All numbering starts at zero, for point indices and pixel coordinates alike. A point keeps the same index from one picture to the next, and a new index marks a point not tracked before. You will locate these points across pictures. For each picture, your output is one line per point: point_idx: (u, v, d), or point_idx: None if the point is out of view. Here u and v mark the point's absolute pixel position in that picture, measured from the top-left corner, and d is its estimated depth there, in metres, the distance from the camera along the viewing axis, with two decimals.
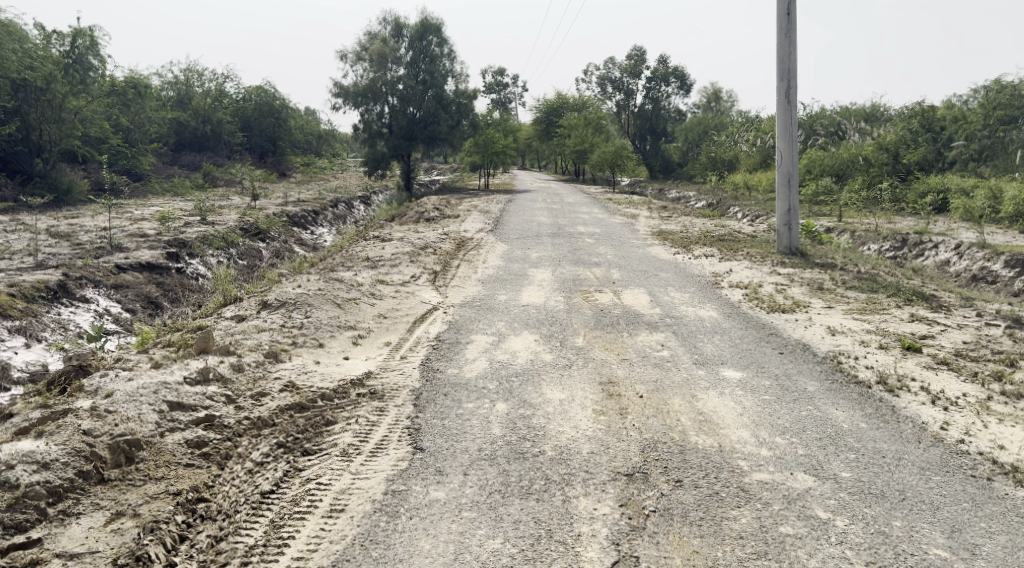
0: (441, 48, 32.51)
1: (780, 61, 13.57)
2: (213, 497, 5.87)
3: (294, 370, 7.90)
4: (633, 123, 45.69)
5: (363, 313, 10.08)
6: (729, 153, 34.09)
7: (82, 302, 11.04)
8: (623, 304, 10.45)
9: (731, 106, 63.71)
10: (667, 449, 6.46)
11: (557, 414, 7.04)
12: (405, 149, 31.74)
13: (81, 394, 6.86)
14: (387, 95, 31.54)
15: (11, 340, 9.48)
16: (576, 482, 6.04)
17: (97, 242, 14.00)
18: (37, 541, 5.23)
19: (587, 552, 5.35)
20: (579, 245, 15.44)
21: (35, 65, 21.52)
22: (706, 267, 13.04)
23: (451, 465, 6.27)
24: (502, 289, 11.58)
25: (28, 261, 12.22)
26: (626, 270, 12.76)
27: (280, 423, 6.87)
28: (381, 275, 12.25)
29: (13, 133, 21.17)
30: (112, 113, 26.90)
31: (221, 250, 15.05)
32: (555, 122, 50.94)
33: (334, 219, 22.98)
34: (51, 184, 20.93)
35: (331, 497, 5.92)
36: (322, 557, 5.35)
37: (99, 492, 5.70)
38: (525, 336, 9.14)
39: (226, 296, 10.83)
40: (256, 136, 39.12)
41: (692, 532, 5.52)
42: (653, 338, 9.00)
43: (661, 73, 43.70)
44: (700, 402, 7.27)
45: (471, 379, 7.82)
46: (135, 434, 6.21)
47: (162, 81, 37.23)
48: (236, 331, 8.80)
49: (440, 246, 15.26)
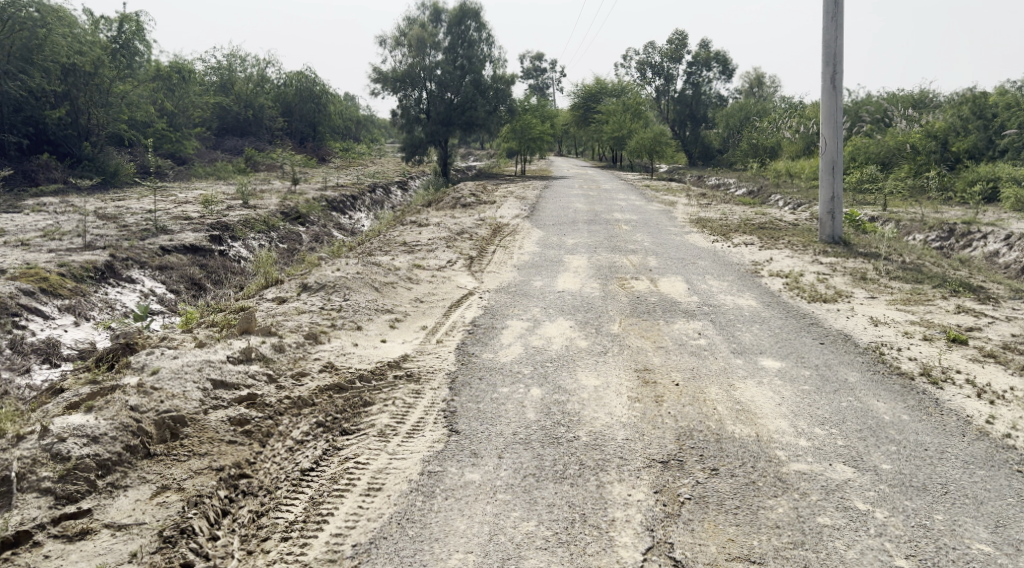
0: (479, 33, 32.45)
1: (825, 45, 13.30)
2: (255, 474, 6.01)
3: (333, 351, 8.03)
4: (673, 108, 45.16)
5: (400, 296, 10.20)
6: (771, 139, 33.53)
7: (128, 282, 11.34)
8: (659, 292, 10.40)
9: (775, 91, 62.54)
10: (703, 438, 6.42)
11: (592, 400, 7.04)
12: (442, 135, 31.77)
13: (128, 370, 7.04)
14: (425, 81, 31.65)
15: (61, 318, 9.78)
16: (611, 467, 6.04)
17: (142, 224, 14.30)
18: (87, 511, 5.36)
19: (621, 537, 5.37)
20: (616, 232, 15.36)
21: (85, 49, 21.81)
22: (746, 256, 12.87)
23: (485, 448, 6.32)
24: (537, 275, 11.57)
25: (77, 242, 12.55)
26: (663, 258, 12.65)
27: (320, 403, 6.99)
28: (418, 259, 12.34)
29: (63, 117, 21.73)
30: (157, 98, 27.31)
31: (263, 233, 15.31)
32: (593, 108, 50.51)
33: (372, 203, 23.16)
34: (99, 167, 21.61)
35: (369, 476, 6.02)
36: (360, 534, 5.43)
37: (146, 465, 5.84)
38: (559, 322, 9.15)
39: (268, 279, 11.03)
40: (296, 121, 39.55)
41: (728, 520, 5.50)
42: (690, 326, 8.93)
43: (703, 57, 43.24)
44: (738, 391, 7.21)
45: (506, 363, 7.87)
46: (180, 411, 6.37)
47: (205, 66, 37.38)
48: (277, 313, 8.97)
49: (476, 231, 15.32)
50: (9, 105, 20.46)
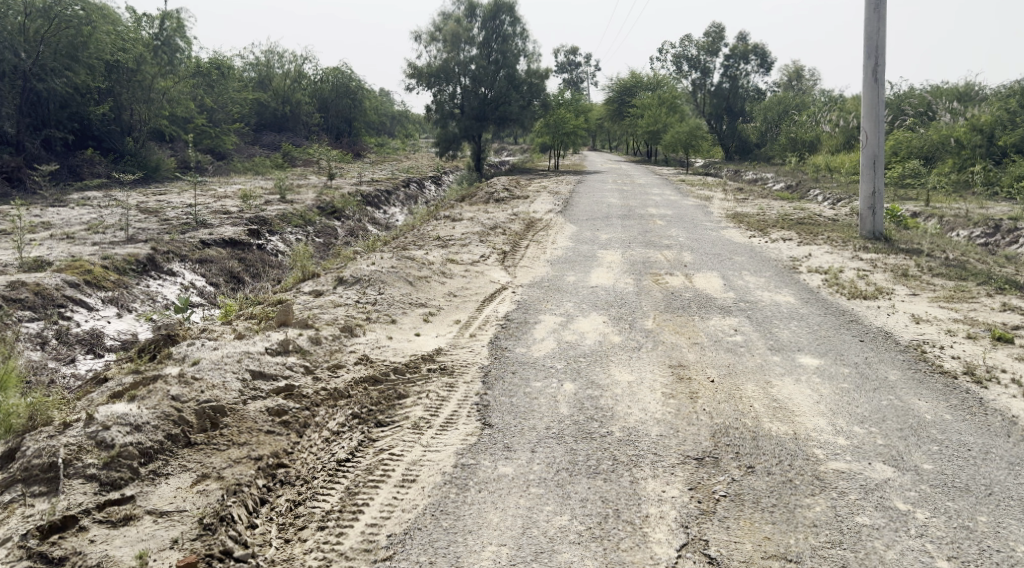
0: (514, 27, 32.36)
1: (867, 37, 13.04)
2: (292, 463, 6.10)
3: (368, 344, 8.11)
4: (710, 102, 44.58)
5: (434, 290, 10.26)
6: (810, 133, 32.97)
7: (169, 275, 11.56)
8: (694, 287, 10.30)
9: (815, 84, 61.42)
10: (739, 435, 6.36)
11: (626, 396, 7.01)
12: (476, 130, 31.81)
13: (170, 360, 7.18)
14: (459, 76, 31.69)
15: (105, 309, 10.01)
16: (644, 463, 6.02)
17: (182, 218, 14.56)
18: (130, 498, 5.46)
19: (655, 533, 5.34)
20: (650, 227, 15.24)
21: (128, 47, 22.43)
22: (784, 251, 12.70)
23: (519, 442, 6.32)
24: (571, 269, 11.55)
25: (120, 235, 12.83)
26: (699, 253, 12.54)
27: (355, 394, 7.08)
28: (452, 254, 12.39)
29: (107, 112, 22.27)
30: (197, 94, 27.77)
31: (299, 227, 15.49)
32: (628, 102, 50.08)
33: (406, 198, 23.29)
34: (141, 162, 22.03)
35: (403, 467, 6.07)
36: (395, 525, 5.48)
37: (186, 454, 5.95)
38: (593, 317, 9.13)
39: (305, 272, 11.16)
40: (332, 116, 39.92)
41: (764, 519, 5.44)
42: (726, 322, 8.85)
43: (741, 50, 42.63)
44: (775, 389, 7.12)
45: (539, 358, 7.88)
46: (220, 401, 6.49)
47: (244, 62, 37.85)
48: (313, 306, 9.10)
49: (510, 226, 15.33)
50: (56, 101, 20.86)
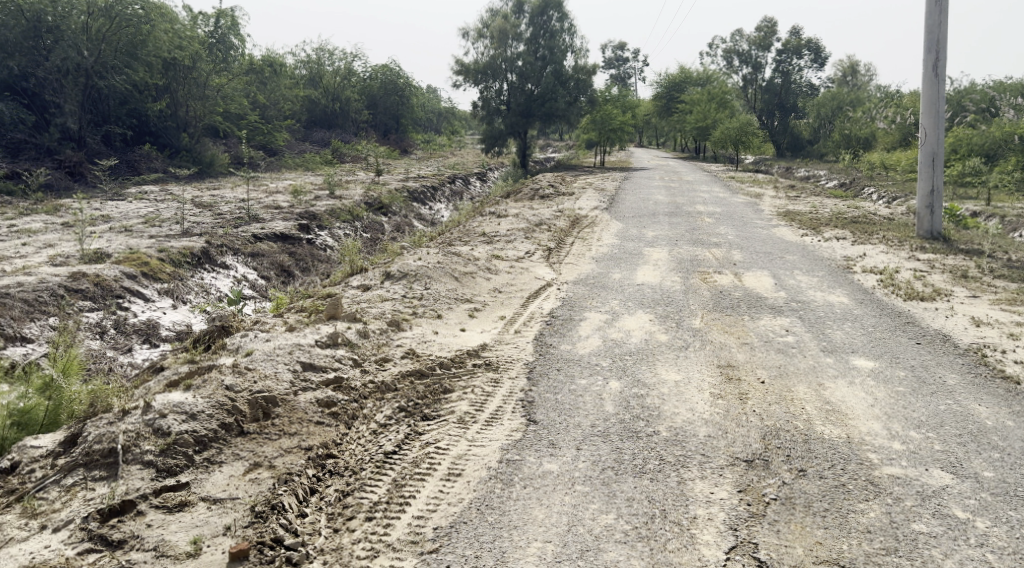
0: (562, 23, 32.20)
1: (928, 30, 12.66)
2: (341, 454, 6.18)
3: (414, 338, 8.18)
4: (761, 98, 43.77)
5: (479, 286, 10.30)
6: (866, 130, 32.18)
7: (222, 268, 11.82)
8: (743, 287, 10.12)
9: (870, 80, 59.83)
10: (790, 438, 6.25)
11: (673, 395, 6.94)
12: (522, 126, 31.79)
13: (224, 351, 7.35)
14: (506, 72, 31.70)
15: (161, 301, 10.28)
16: (692, 464, 5.95)
17: (236, 213, 14.87)
18: (185, 485, 5.59)
19: (703, 535, 5.28)
20: (698, 224, 15.04)
21: (184, 44, 22.82)
22: (837, 251, 12.41)
23: (564, 439, 6.31)
24: (617, 267, 11.48)
25: (176, 228, 13.16)
26: (748, 251, 12.33)
27: (402, 388, 7.14)
28: (497, 250, 12.41)
29: (164, 109, 22.90)
30: (250, 91, 28.34)
31: (348, 222, 15.69)
32: (677, 97, 49.46)
33: (451, 194, 23.39)
34: (196, 158, 22.54)
35: (449, 461, 6.11)
36: (441, 518, 5.52)
37: (239, 443, 6.08)
38: (639, 315, 9.04)
39: (353, 267, 11.30)
40: (380, 113, 40.33)
41: (816, 523, 5.33)
42: (776, 322, 8.70)
43: (794, 45, 41.74)
44: (828, 391, 6.97)
45: (584, 355, 7.84)
46: (271, 391, 6.62)
47: (296, 60, 38.11)
48: (361, 300, 9.22)
49: (555, 223, 15.28)
50: (115, 98, 21.52)
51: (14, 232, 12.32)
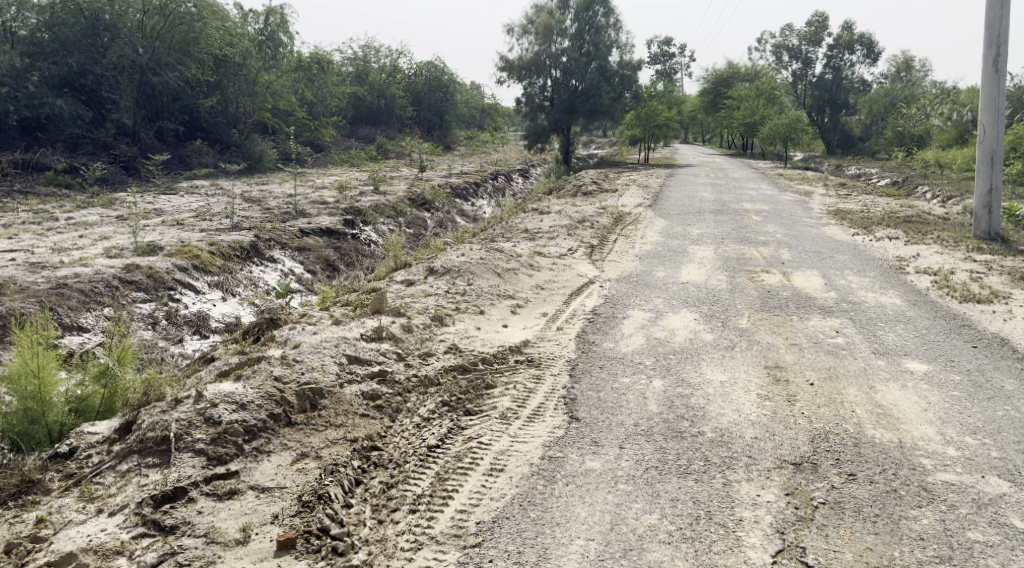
0: (607, 18, 31.96)
1: (988, 25, 12.27)
2: (386, 447, 6.24)
3: (457, 334, 8.22)
4: (811, 94, 42.75)
5: (522, 282, 10.30)
6: (920, 127, 31.35)
7: (270, 261, 12.03)
8: (792, 287, 9.94)
9: (925, 76, 58.24)
10: (839, 441, 6.12)
11: (719, 396, 6.85)
12: (565, 122, 31.66)
13: (273, 343, 7.48)
14: (550, 68, 31.62)
15: (211, 293, 10.52)
16: (738, 466, 5.86)
17: (283, 208, 15.11)
18: (235, 473, 5.71)
19: (749, 537, 5.20)
20: (745, 222, 14.82)
21: (235, 42, 23.39)
22: (890, 251, 12.11)
23: (606, 438, 6.28)
24: (661, 265, 11.37)
25: (226, 222, 13.42)
26: (797, 251, 12.11)
27: (445, 382, 7.18)
28: (539, 247, 12.41)
29: (215, 105, 23.43)
30: (297, 88, 28.78)
31: (391, 218, 15.84)
32: (724, 93, 48.74)
33: (494, 191, 23.43)
34: (245, 153, 22.94)
35: (491, 456, 6.13)
36: (483, 512, 5.54)
37: (287, 433, 6.19)
38: (684, 314, 8.95)
39: (397, 262, 11.40)
40: (425, 110, 40.63)
41: (867, 528, 5.22)
42: (826, 323, 8.52)
43: (846, 40, 40.83)
44: (879, 394, 6.81)
45: (628, 354, 7.78)
46: (318, 383, 6.72)
47: (343, 57, 38.60)
48: (405, 294, 9.30)
49: (598, 220, 15.19)
50: (168, 94, 22.02)
51: (72, 225, 12.69)
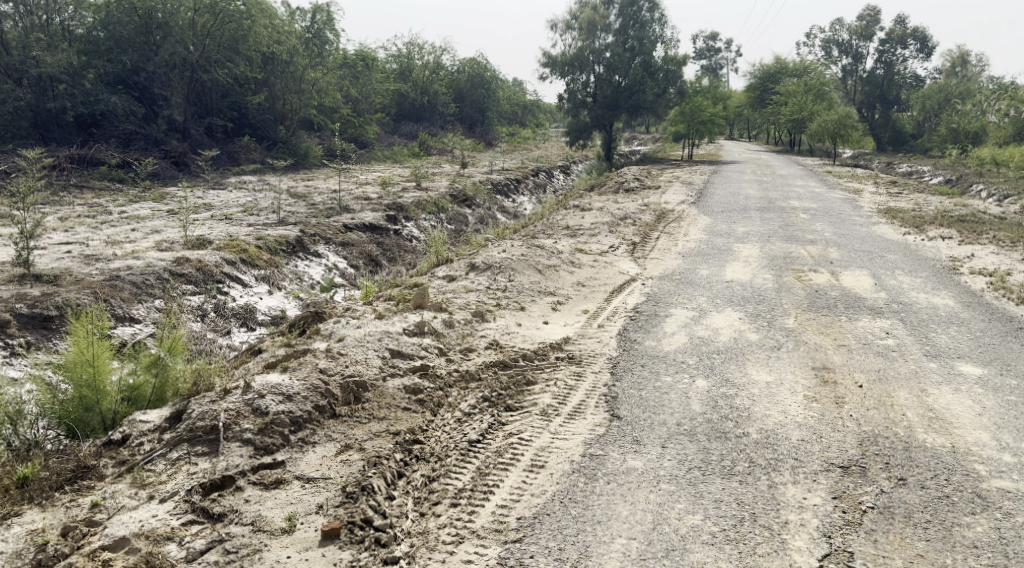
0: (652, 13, 31.55)
1: None
2: (427, 440, 6.27)
3: (498, 330, 8.23)
4: (861, 89, 41.80)
5: (563, 279, 10.27)
6: (976, 124, 30.46)
7: (315, 256, 12.18)
8: (841, 286, 9.73)
9: (982, 71, 56.48)
10: (889, 444, 5.99)
11: (765, 397, 6.75)
12: (608, 119, 31.49)
13: (318, 336, 7.59)
14: (594, 64, 31.43)
15: (257, 287, 10.71)
16: (784, 468, 5.77)
17: (328, 204, 15.30)
18: (281, 463, 5.81)
19: (795, 540, 5.14)
20: (792, 220, 14.57)
21: (282, 39, 23.61)
22: (943, 251, 11.78)
23: (648, 436, 6.23)
24: (704, 263, 11.24)
25: (273, 217, 13.64)
26: (847, 249, 11.86)
27: (486, 378, 7.20)
28: (580, 244, 12.36)
29: (262, 102, 23.79)
30: (343, 85, 29.08)
31: (433, 214, 15.93)
32: (771, 89, 47.90)
33: (535, 187, 23.39)
34: (291, 150, 23.27)
35: (532, 452, 6.13)
36: (524, 508, 5.54)
37: (332, 425, 6.27)
38: (728, 313, 8.84)
39: (439, 257, 11.45)
40: (467, 106, 40.75)
41: (917, 535, 5.16)
42: (876, 324, 8.33)
43: (898, 34, 39.82)
44: (931, 397, 6.64)
45: (670, 353, 7.70)
46: (362, 376, 6.80)
47: (387, 54, 38.87)
48: (447, 290, 9.35)
49: (641, 217, 15.08)
50: (217, 91, 22.53)
51: (125, 218, 13.01)
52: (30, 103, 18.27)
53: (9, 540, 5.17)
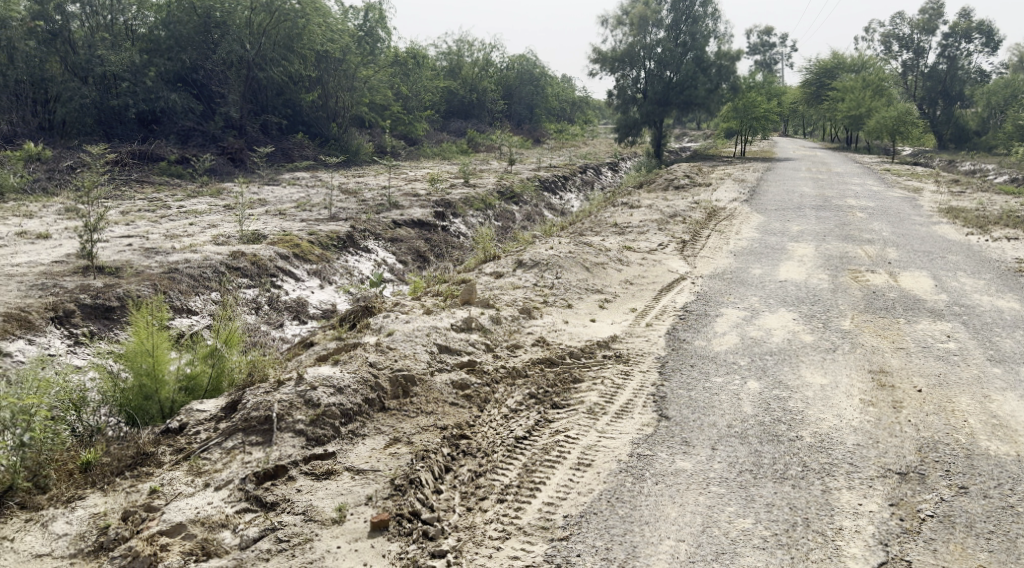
0: (705, 8, 30.91)
1: None
2: (474, 436, 6.30)
3: (545, 327, 8.21)
4: (922, 85, 40.55)
5: (610, 277, 10.19)
6: None
7: (364, 251, 12.32)
8: (900, 288, 9.47)
9: None
10: (949, 451, 5.82)
11: (819, 400, 6.60)
12: (658, 115, 31.18)
13: (368, 330, 7.68)
14: (644, 60, 31.16)
15: (309, 280, 10.87)
16: (839, 473, 5.64)
17: (378, 200, 15.45)
18: (332, 454, 5.90)
19: (850, 547, 5.04)
20: (849, 219, 14.23)
21: (336, 37, 23.91)
22: (1008, 252, 11.38)
23: (698, 438, 6.15)
24: (757, 262, 11.04)
25: (324, 213, 13.84)
26: (905, 250, 11.54)
27: (532, 375, 7.20)
28: (629, 242, 12.26)
29: (316, 100, 24.10)
30: (394, 82, 29.33)
31: (481, 211, 15.98)
32: (827, 85, 46.77)
33: (583, 184, 23.26)
34: (343, 146, 23.61)
35: (579, 450, 6.10)
36: (570, 507, 5.53)
37: (381, 418, 6.35)
38: (781, 313, 8.66)
39: (486, 254, 11.47)
40: (515, 103, 40.92)
41: (979, 545, 5.02)
42: (937, 327, 8.07)
43: (963, 28, 38.50)
44: (994, 403, 6.42)
45: (720, 353, 7.60)
46: (410, 370, 6.85)
47: (437, 51, 39.03)
48: (494, 286, 9.38)
49: (691, 215, 14.89)
50: (273, 88, 22.99)
51: (183, 213, 13.35)
52: (94, 100, 18.82)
53: (73, 522, 5.36)
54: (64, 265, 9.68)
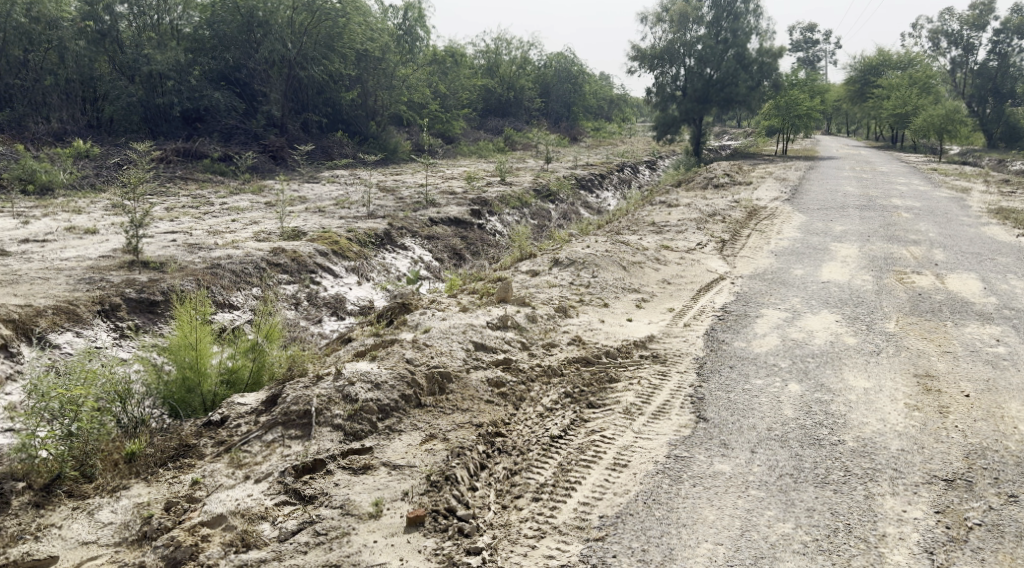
0: (747, 4, 30.54)
1: None
2: (509, 434, 6.29)
3: (581, 325, 8.18)
4: (971, 82, 39.50)
5: (647, 277, 10.10)
6: None
7: (401, 249, 12.39)
8: (947, 290, 9.24)
9: None
10: (998, 459, 5.66)
11: (862, 403, 6.47)
12: (697, 113, 30.83)
13: (405, 326, 7.72)
14: (684, 57, 30.86)
15: (347, 277, 10.98)
16: (883, 479, 5.52)
17: (415, 197, 15.53)
18: (369, 449, 5.94)
19: (894, 555, 4.92)
20: (893, 220, 13.92)
21: (375, 36, 24.21)
22: None
23: (736, 440, 6.07)
24: (798, 262, 10.86)
25: (363, 211, 13.96)
26: (952, 251, 11.26)
27: (568, 373, 7.17)
28: (667, 241, 12.14)
29: (355, 98, 24.28)
30: (432, 81, 29.48)
31: (517, 209, 15.97)
32: (872, 82, 45.81)
33: (620, 182, 23.11)
34: (381, 144, 23.80)
35: (615, 451, 6.06)
36: (606, 507, 5.49)
37: (417, 414, 6.38)
38: (823, 315, 8.50)
39: (522, 252, 11.46)
40: (552, 102, 40.96)
41: None
42: (985, 331, 7.86)
43: (1016, 23, 37.41)
44: None
45: (760, 354, 7.49)
46: (447, 366, 6.88)
47: (475, 50, 39.12)
48: (530, 284, 9.36)
49: (730, 214, 14.70)
50: (314, 87, 23.26)
51: (225, 210, 13.58)
52: (140, 99, 19.27)
53: (118, 511, 5.48)
54: (111, 259, 9.91)
